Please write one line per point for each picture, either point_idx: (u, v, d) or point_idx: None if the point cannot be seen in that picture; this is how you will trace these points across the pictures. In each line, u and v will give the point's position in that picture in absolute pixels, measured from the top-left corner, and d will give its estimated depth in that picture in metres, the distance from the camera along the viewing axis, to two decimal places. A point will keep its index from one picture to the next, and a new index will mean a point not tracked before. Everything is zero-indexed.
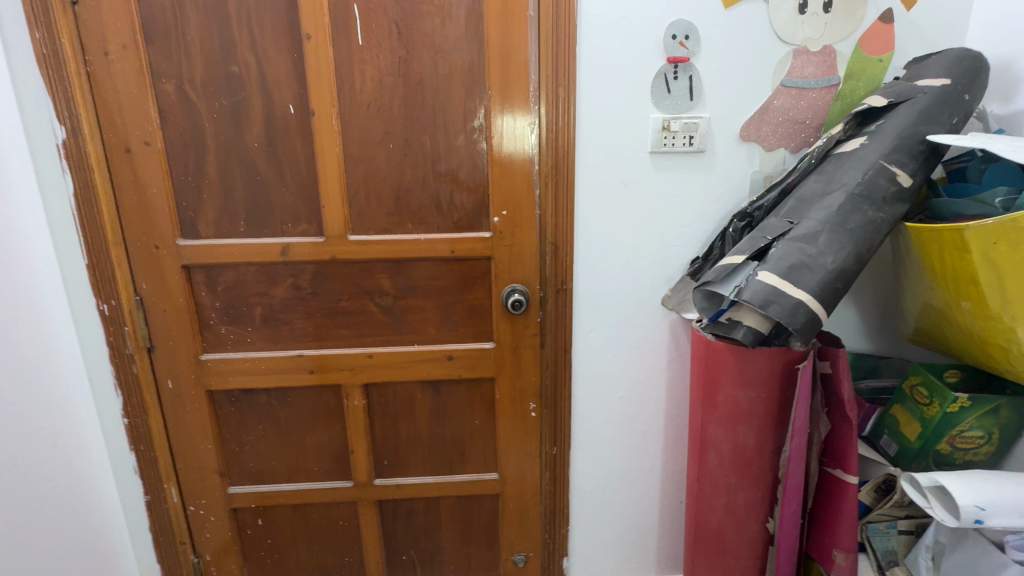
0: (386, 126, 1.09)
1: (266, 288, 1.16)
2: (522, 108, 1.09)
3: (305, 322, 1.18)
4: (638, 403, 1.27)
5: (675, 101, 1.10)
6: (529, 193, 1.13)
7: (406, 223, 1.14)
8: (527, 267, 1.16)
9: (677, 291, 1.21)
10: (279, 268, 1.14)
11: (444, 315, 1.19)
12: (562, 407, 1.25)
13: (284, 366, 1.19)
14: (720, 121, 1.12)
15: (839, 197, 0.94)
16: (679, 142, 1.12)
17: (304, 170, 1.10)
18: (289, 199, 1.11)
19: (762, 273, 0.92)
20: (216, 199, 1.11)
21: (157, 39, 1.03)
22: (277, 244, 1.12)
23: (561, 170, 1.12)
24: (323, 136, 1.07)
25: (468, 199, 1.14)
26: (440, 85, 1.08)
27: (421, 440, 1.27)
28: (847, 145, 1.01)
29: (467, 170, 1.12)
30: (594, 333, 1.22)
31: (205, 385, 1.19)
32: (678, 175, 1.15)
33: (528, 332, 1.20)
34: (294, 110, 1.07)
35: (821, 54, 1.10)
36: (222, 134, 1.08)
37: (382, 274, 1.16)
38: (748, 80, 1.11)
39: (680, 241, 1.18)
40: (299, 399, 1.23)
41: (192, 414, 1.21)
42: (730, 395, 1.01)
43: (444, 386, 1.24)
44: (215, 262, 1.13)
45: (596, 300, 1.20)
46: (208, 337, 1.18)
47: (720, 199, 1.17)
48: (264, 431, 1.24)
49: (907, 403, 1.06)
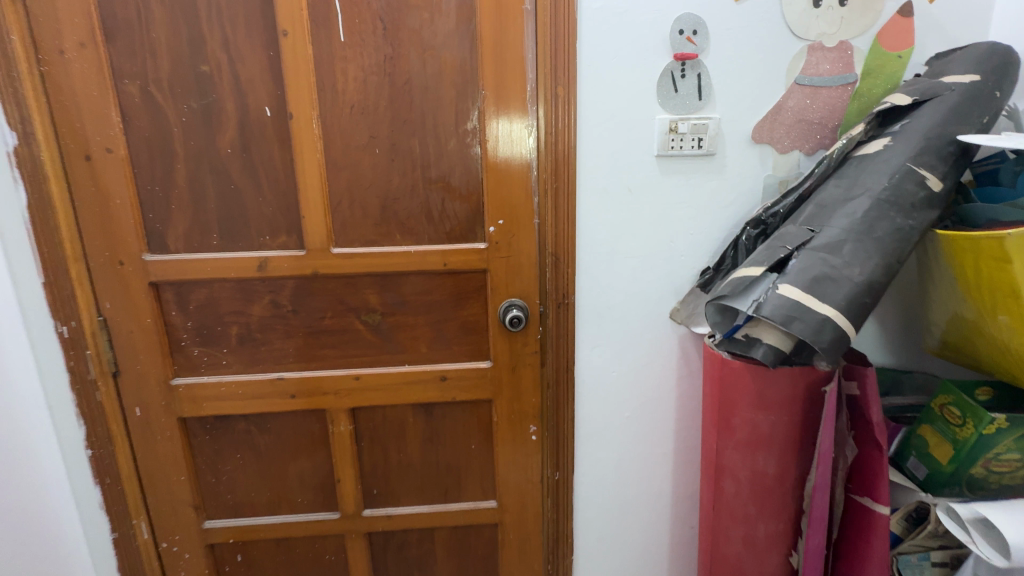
0: (371, 129, 1.01)
1: (242, 306, 1.06)
2: (519, 110, 1.01)
3: (286, 343, 1.09)
4: (644, 422, 1.19)
5: (682, 101, 1.03)
6: (526, 201, 1.05)
7: (393, 234, 1.05)
8: (526, 280, 1.08)
9: (686, 304, 1.13)
10: (257, 284, 1.05)
11: (436, 332, 1.10)
12: (564, 429, 1.17)
13: (264, 390, 1.10)
14: (732, 122, 1.05)
15: (863, 204, 0.88)
16: (687, 144, 1.04)
17: (282, 178, 1.01)
18: (266, 209, 1.02)
19: (783, 287, 0.86)
20: (187, 210, 1.02)
21: (119, 36, 0.94)
22: (253, 258, 1.03)
23: (561, 175, 1.03)
24: (302, 141, 0.99)
25: (462, 208, 1.05)
26: (430, 84, 1.00)
27: (413, 467, 1.18)
28: (868, 147, 0.94)
29: (459, 175, 1.04)
30: (598, 349, 1.14)
31: (177, 412, 1.10)
32: (686, 180, 1.07)
33: (527, 350, 1.12)
34: (271, 113, 0.98)
35: (836, 50, 1.03)
36: (191, 139, 0.99)
37: (369, 290, 1.07)
38: (760, 78, 1.03)
39: (688, 251, 1.11)
40: (279, 426, 1.13)
41: (163, 444, 1.11)
42: (747, 418, 0.93)
43: (437, 408, 1.14)
44: (185, 279, 1.03)
45: (599, 315, 1.12)
46: (180, 360, 1.09)
47: (732, 206, 1.09)
48: (242, 460, 1.15)
49: (937, 424, 0.98)
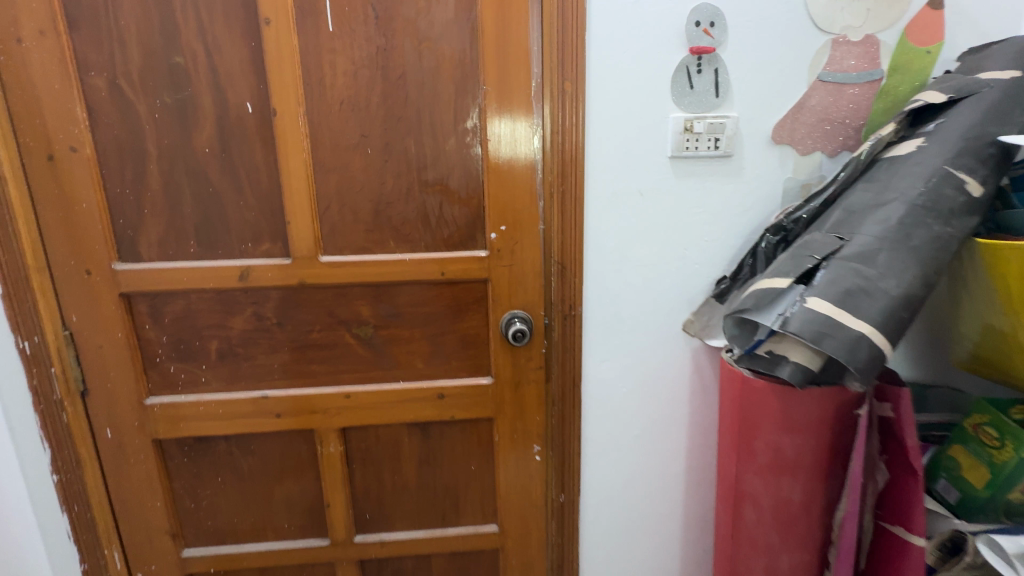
0: (363, 127, 0.93)
1: (222, 319, 0.98)
2: (523, 107, 0.94)
3: (270, 359, 1.01)
4: (655, 440, 1.12)
5: (698, 98, 0.96)
6: (531, 205, 0.97)
7: (387, 241, 0.97)
8: (530, 290, 1.01)
9: (700, 315, 1.06)
10: (238, 295, 0.97)
11: (433, 346, 1.03)
12: (570, 448, 1.09)
13: (248, 410, 1.01)
14: (751, 122, 0.98)
15: (897, 209, 0.81)
16: (703, 145, 0.97)
17: (266, 180, 0.93)
18: (249, 214, 0.94)
19: (813, 301, 0.79)
20: (161, 215, 0.93)
21: (84, 23, 0.85)
22: (234, 267, 0.95)
23: (568, 177, 0.96)
24: (287, 140, 0.91)
25: (460, 213, 0.98)
26: (426, 79, 0.92)
27: (409, 489, 1.10)
28: (900, 148, 0.87)
29: (458, 177, 0.96)
30: (606, 363, 1.07)
31: (152, 433, 1.01)
32: (701, 183, 1.00)
33: (531, 365, 1.04)
34: (253, 109, 0.90)
35: (862, 44, 0.96)
36: (165, 138, 0.90)
37: (361, 301, 0.99)
38: (781, 74, 0.97)
39: (702, 259, 1.04)
40: (264, 448, 1.05)
41: (136, 468, 1.03)
42: (771, 442, 0.86)
43: (434, 427, 1.07)
44: (160, 289, 0.95)
45: (608, 327, 1.05)
46: (154, 377, 1.00)
47: (750, 211, 1.02)
48: (224, 484, 1.06)
49: (970, 444, 0.92)
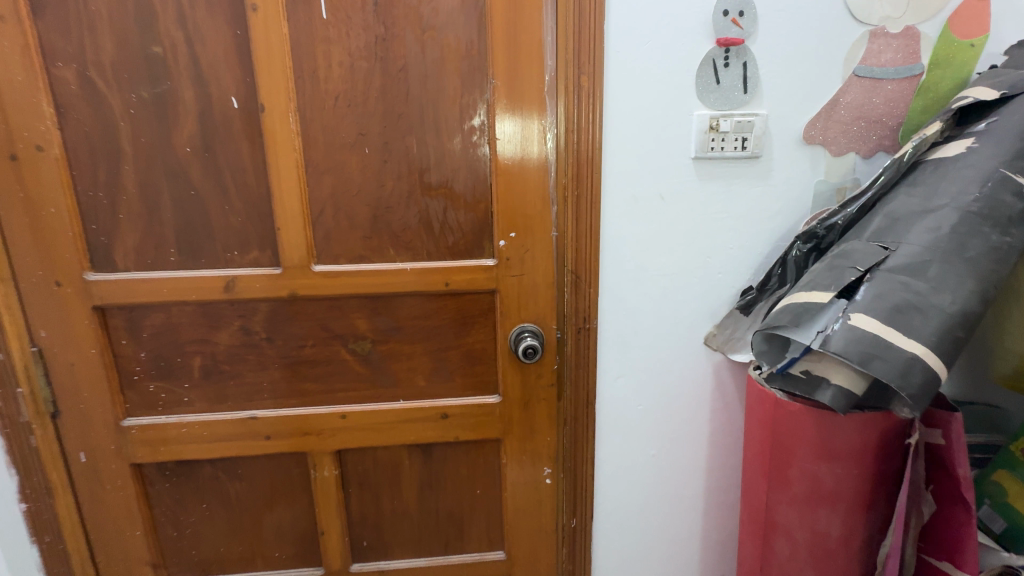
0: (360, 125, 0.84)
1: (206, 333, 0.90)
2: (535, 104, 0.86)
3: (259, 377, 0.93)
4: (673, 461, 1.05)
5: (724, 94, 0.88)
6: (542, 210, 0.90)
7: (386, 248, 0.89)
8: (541, 302, 0.93)
9: (723, 328, 0.99)
10: (223, 308, 0.89)
11: (436, 363, 0.95)
12: (583, 471, 1.02)
13: (234, 431, 0.93)
14: (780, 120, 0.91)
15: (949, 216, 0.74)
16: (729, 144, 0.90)
17: (253, 183, 0.85)
18: (235, 220, 0.86)
19: (858, 318, 0.72)
20: (138, 221, 0.85)
21: (49, 8, 0.77)
22: (219, 278, 0.87)
23: (584, 180, 0.88)
24: (277, 138, 0.83)
25: (466, 219, 0.90)
26: (429, 72, 0.84)
27: (409, 515, 1.02)
28: (947, 148, 0.80)
29: (463, 180, 0.88)
30: (622, 380, 0.99)
31: (130, 457, 0.93)
32: (726, 187, 0.93)
33: (541, 383, 0.96)
34: (239, 105, 0.82)
35: (901, 37, 0.89)
36: (141, 135, 0.82)
37: (358, 314, 0.91)
38: (813, 69, 0.89)
39: (726, 268, 0.96)
40: (253, 472, 0.97)
41: (113, 495, 0.95)
42: (808, 471, 0.78)
43: (437, 449, 0.99)
44: (137, 302, 0.87)
45: (625, 342, 0.98)
46: (132, 397, 0.92)
47: (778, 216, 0.95)
48: (209, 511, 0.98)
49: (1018, 469, 0.86)
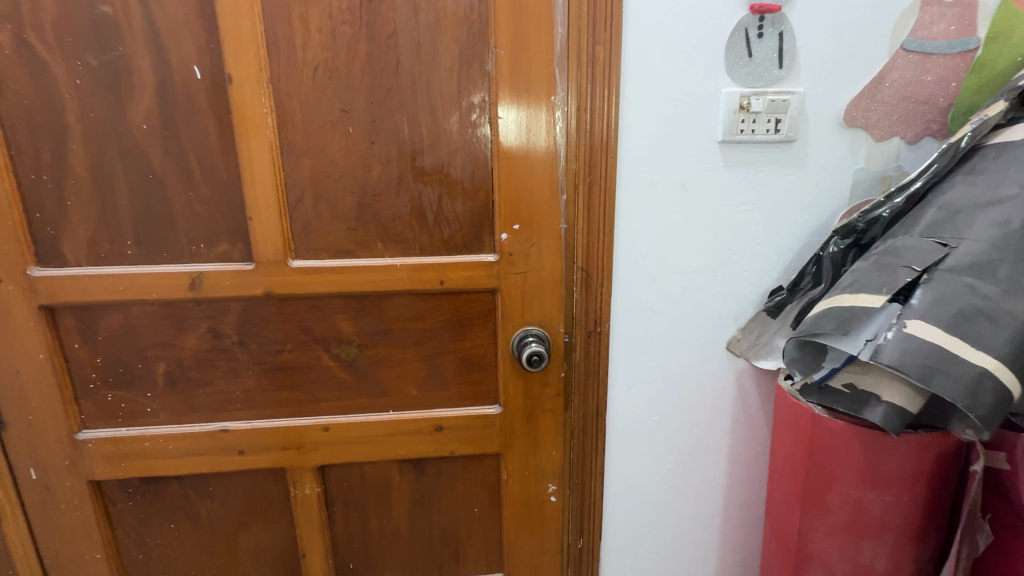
0: (343, 101, 0.74)
1: (170, 336, 0.80)
2: (544, 78, 0.75)
3: (232, 385, 0.83)
4: (690, 476, 0.95)
5: (757, 69, 0.78)
6: (550, 200, 0.79)
7: (372, 242, 0.79)
8: (548, 303, 0.83)
9: (747, 333, 0.89)
10: (189, 308, 0.79)
11: (430, 369, 0.85)
12: (591, 488, 0.92)
13: (204, 445, 0.84)
14: (818, 100, 0.80)
15: (1019, 209, 0.64)
16: (760, 126, 0.80)
17: (221, 166, 0.74)
18: (200, 208, 0.76)
19: (917, 326, 0.62)
20: (89, 209, 0.74)
21: None
22: (183, 275, 0.76)
23: (597, 165, 0.78)
24: (247, 114, 0.72)
25: (464, 209, 0.80)
26: (422, 40, 0.73)
27: (400, 536, 0.93)
28: (1014, 129, 0.69)
29: (461, 164, 0.78)
30: (636, 388, 0.90)
31: (86, 473, 0.83)
32: (756, 175, 0.82)
33: (547, 392, 0.87)
34: (202, 75, 0.71)
35: (958, 5, 0.78)
36: (91, 110, 0.71)
37: (341, 315, 0.81)
38: (857, 42, 0.79)
39: (752, 265, 0.86)
40: (226, 490, 0.87)
41: (69, 515, 0.85)
42: (849, 497, 0.69)
43: (430, 464, 0.90)
44: (91, 301, 0.77)
45: (639, 346, 0.88)
46: (88, 407, 0.82)
47: (811, 208, 0.85)
48: (178, 532, 0.89)
49: None
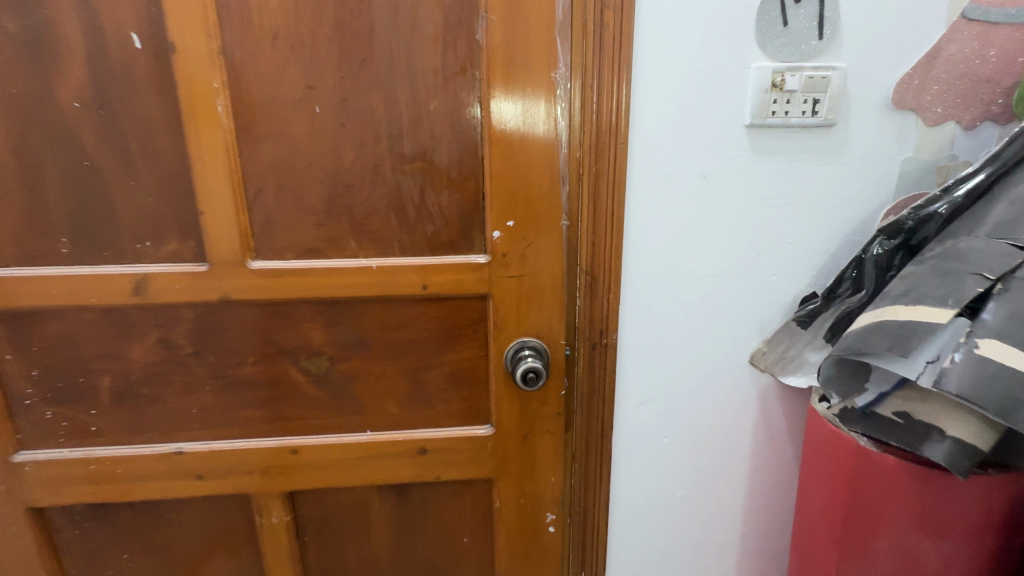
0: (308, 75, 0.63)
1: (116, 347, 0.70)
2: (544, 49, 0.64)
3: (187, 402, 0.73)
4: (706, 504, 0.85)
5: (793, 40, 0.67)
6: (550, 192, 0.69)
7: (345, 240, 0.69)
8: (547, 311, 0.72)
9: (774, 346, 0.78)
10: (136, 315, 0.69)
11: (412, 385, 0.75)
12: (595, 517, 0.82)
13: (156, 469, 0.74)
14: (863, 77, 0.69)
15: None
16: (795, 108, 0.69)
17: (167, 151, 0.64)
18: (145, 200, 0.65)
19: (992, 347, 0.52)
20: (16, 201, 0.64)
21: None
22: (127, 277, 0.66)
23: (605, 152, 0.67)
24: (195, 90, 0.62)
25: (450, 202, 0.69)
26: (400, 3, 0.62)
27: (380, 568, 0.83)
28: None
29: (447, 150, 0.67)
30: (646, 407, 0.79)
31: (25, 499, 0.74)
32: (787, 165, 0.71)
33: (545, 411, 0.76)
34: (142, 43, 0.61)
35: None
36: (13, 84, 0.61)
37: (310, 323, 0.71)
38: (910, 10, 0.68)
39: (781, 268, 0.75)
40: (185, 517, 0.78)
41: (7, 546, 0.75)
42: (898, 544, 0.59)
43: (414, 490, 0.80)
44: (22, 307, 0.67)
45: (651, 359, 0.78)
46: (24, 426, 0.72)
47: (852, 203, 0.74)
48: (132, 563, 0.79)
49: None
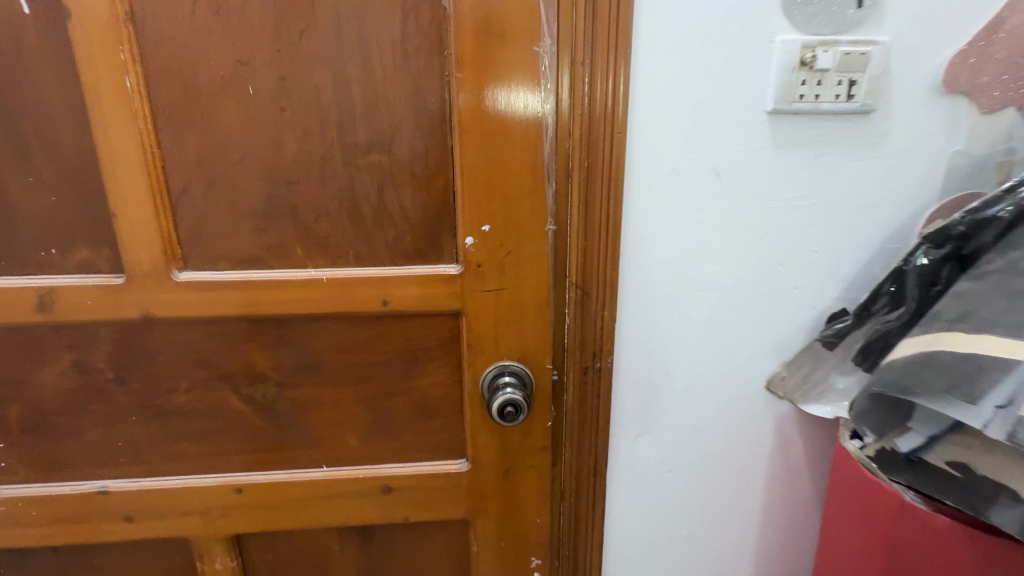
0: (239, 49, 0.52)
1: (23, 372, 0.60)
2: (526, 19, 0.53)
3: (110, 434, 0.63)
4: (713, 546, 0.75)
5: (826, 8, 0.55)
6: (533, 192, 0.57)
7: (290, 248, 0.58)
8: (530, 330, 0.62)
9: (795, 370, 0.68)
10: (45, 335, 0.58)
11: (373, 415, 0.65)
12: (586, 563, 0.72)
13: (77, 511, 0.64)
14: (909, 54, 0.58)
15: None
16: (827, 91, 0.57)
17: (71, 141, 0.53)
18: (47, 200, 0.55)
19: None
20: None
21: None
22: (29, 291, 0.56)
23: (599, 143, 0.56)
24: (100, 67, 0.51)
25: (415, 203, 0.58)
26: None
27: None
28: None
29: (410, 140, 0.56)
30: (645, 439, 0.69)
31: None
32: (815, 159, 0.60)
33: (529, 445, 0.66)
34: (33, 10, 0.50)
35: None
36: None
37: (251, 344, 0.61)
38: None
39: (804, 280, 0.65)
40: (115, 562, 0.68)
41: None
42: None
43: (379, 532, 0.70)
44: None
45: (651, 385, 0.67)
46: None
47: (889, 204, 0.63)
48: None
49: None
